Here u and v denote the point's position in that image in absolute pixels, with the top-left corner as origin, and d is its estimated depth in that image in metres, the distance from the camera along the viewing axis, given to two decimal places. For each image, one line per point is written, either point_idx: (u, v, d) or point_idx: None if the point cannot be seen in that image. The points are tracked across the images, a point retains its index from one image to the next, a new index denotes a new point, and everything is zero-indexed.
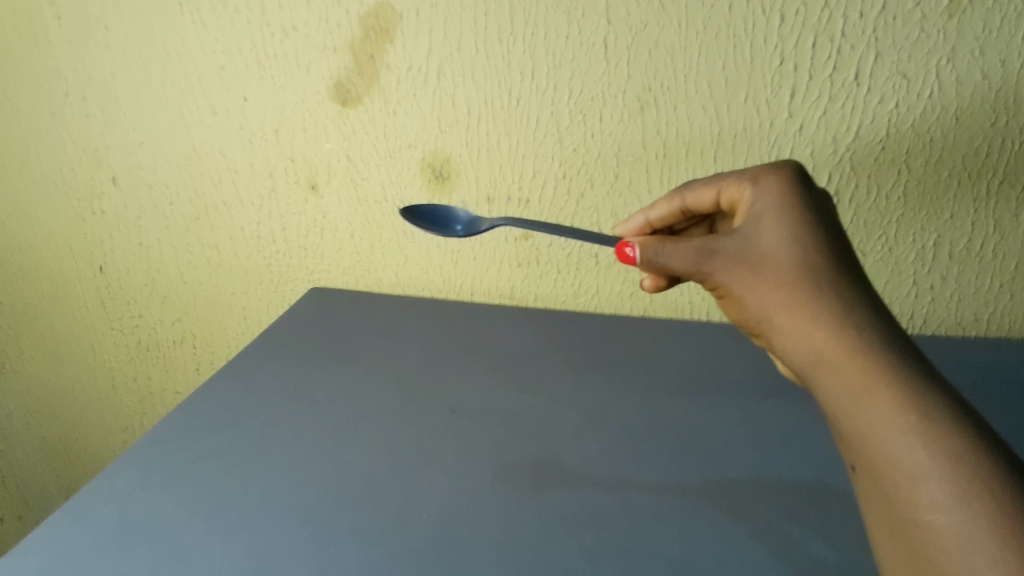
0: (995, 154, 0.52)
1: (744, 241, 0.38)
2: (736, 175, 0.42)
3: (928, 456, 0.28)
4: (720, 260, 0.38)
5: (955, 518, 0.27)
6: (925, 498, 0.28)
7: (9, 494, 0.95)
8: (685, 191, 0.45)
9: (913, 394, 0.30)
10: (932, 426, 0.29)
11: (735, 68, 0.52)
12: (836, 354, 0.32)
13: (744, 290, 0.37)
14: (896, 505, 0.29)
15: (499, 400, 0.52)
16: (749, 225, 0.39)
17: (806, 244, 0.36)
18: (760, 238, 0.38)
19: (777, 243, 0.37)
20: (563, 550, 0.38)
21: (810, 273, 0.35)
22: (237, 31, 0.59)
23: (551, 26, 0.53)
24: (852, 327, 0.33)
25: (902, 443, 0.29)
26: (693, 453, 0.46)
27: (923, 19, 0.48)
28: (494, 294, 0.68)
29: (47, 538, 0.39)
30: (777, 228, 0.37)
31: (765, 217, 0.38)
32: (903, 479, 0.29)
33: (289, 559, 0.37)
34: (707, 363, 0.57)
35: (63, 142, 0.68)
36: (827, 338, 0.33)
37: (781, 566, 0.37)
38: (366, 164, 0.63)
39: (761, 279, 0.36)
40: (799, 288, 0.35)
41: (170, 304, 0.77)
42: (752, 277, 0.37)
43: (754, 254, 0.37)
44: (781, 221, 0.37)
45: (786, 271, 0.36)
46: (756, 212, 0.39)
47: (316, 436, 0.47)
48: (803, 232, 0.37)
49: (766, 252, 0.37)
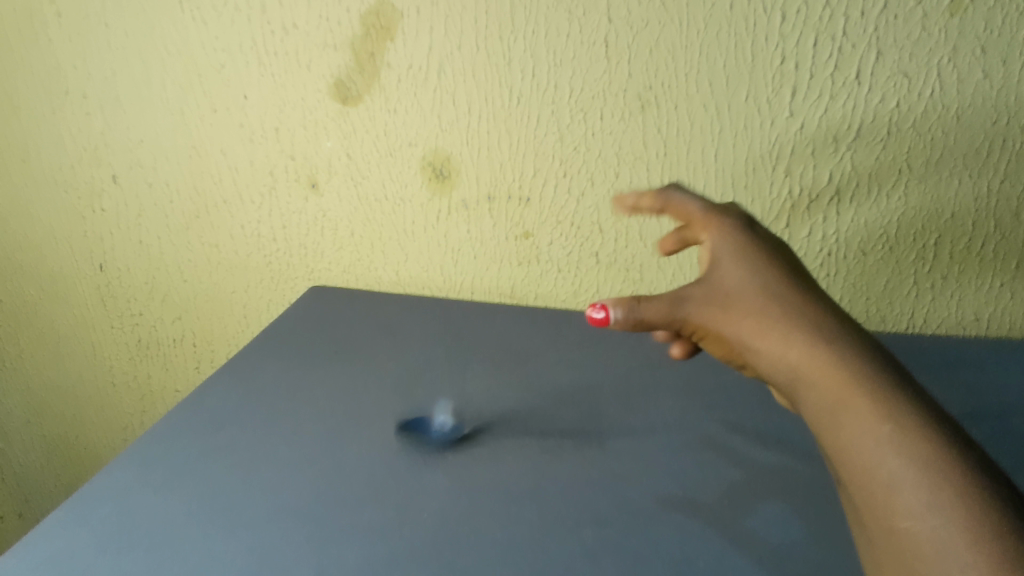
0: (996, 154, 0.52)
1: (708, 283, 0.37)
2: (702, 211, 0.41)
3: (903, 463, 0.28)
4: (692, 305, 0.36)
5: (930, 525, 0.27)
6: (901, 506, 0.28)
7: (9, 493, 0.94)
8: (673, 196, 0.42)
9: (885, 401, 0.30)
10: (905, 434, 0.29)
11: (737, 67, 0.52)
12: (811, 369, 0.32)
13: (719, 325, 0.36)
14: (872, 513, 0.29)
15: (500, 400, 0.52)
16: (711, 269, 0.38)
17: (767, 273, 0.36)
18: (724, 278, 0.37)
19: (739, 279, 0.36)
20: (563, 548, 0.38)
21: (778, 296, 0.35)
22: (237, 29, 0.59)
23: (551, 25, 0.54)
24: (823, 339, 0.33)
25: (878, 454, 0.29)
26: (692, 452, 0.46)
27: (925, 18, 0.48)
28: (494, 293, 0.68)
29: (46, 537, 0.39)
30: (736, 265, 0.37)
31: (723, 259, 0.38)
32: (881, 489, 0.29)
33: (290, 558, 0.37)
34: (707, 362, 0.57)
35: (64, 140, 0.68)
36: (801, 354, 0.33)
37: (779, 567, 0.36)
38: (366, 163, 0.63)
39: (732, 312, 0.35)
40: (769, 312, 0.34)
41: (170, 303, 0.77)
42: (725, 314, 0.35)
43: (721, 292, 0.36)
44: (740, 260, 0.37)
45: (754, 303, 0.35)
46: (714, 255, 0.38)
47: (317, 435, 0.47)
48: (761, 265, 0.37)
49: (733, 290, 0.36)
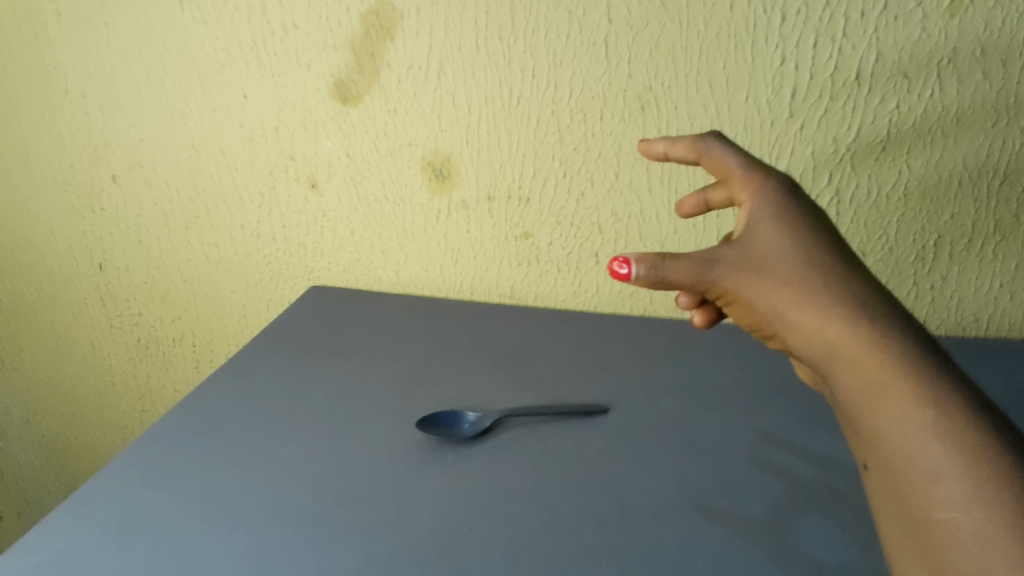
0: (996, 155, 0.52)
1: (744, 247, 0.36)
2: (740, 167, 0.39)
3: (947, 452, 0.28)
4: (722, 268, 0.36)
5: (972, 517, 0.26)
6: (941, 496, 0.28)
7: (8, 492, 0.94)
8: (711, 147, 0.41)
9: (929, 387, 0.29)
10: (949, 422, 0.28)
11: (737, 68, 0.52)
12: (850, 349, 0.31)
13: (751, 294, 0.35)
14: (910, 501, 0.29)
15: (499, 401, 0.52)
16: (746, 233, 0.37)
17: (808, 242, 0.35)
18: (759, 243, 0.36)
19: (776, 245, 0.35)
20: (564, 549, 0.38)
21: (817, 269, 0.34)
22: (237, 29, 0.59)
23: (551, 25, 0.54)
24: (865, 318, 0.32)
25: (920, 441, 0.29)
26: (691, 452, 0.46)
27: (925, 18, 0.48)
28: (494, 294, 0.68)
29: (45, 537, 0.39)
30: (775, 230, 0.36)
31: (761, 223, 0.36)
32: (920, 477, 0.28)
33: (289, 558, 0.37)
34: (706, 362, 0.57)
35: (64, 139, 0.68)
36: (839, 332, 0.32)
37: (780, 565, 0.37)
38: (366, 163, 0.63)
39: (766, 281, 0.34)
40: (807, 284, 0.33)
41: (170, 302, 0.77)
42: (758, 282, 0.35)
43: (756, 258, 0.35)
44: (779, 225, 0.36)
45: (791, 272, 0.34)
46: (753, 218, 0.37)
47: (315, 436, 0.47)
48: (803, 233, 0.35)
49: (768, 254, 0.35)
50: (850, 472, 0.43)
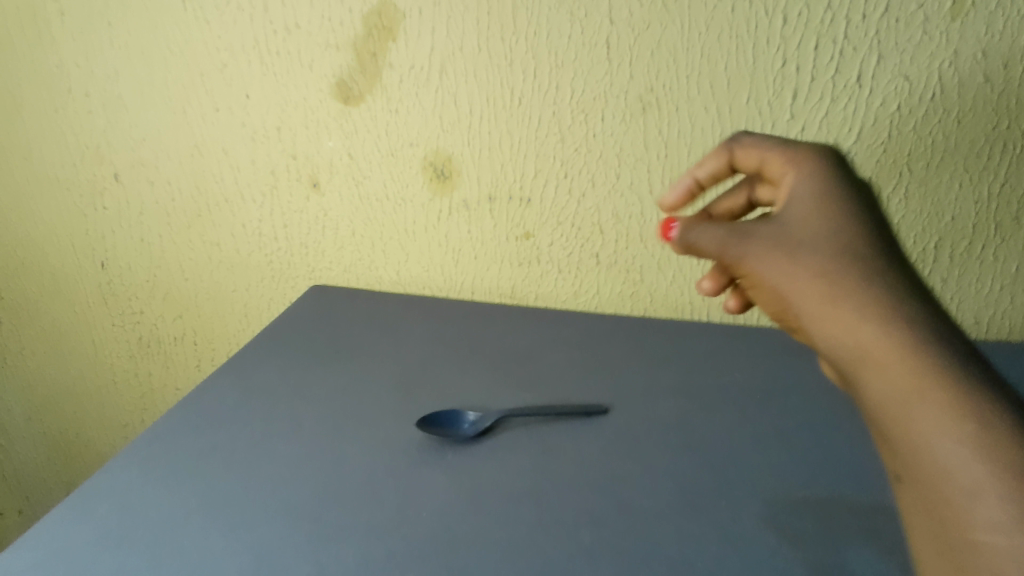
0: (997, 157, 0.52)
1: (776, 225, 0.32)
2: (777, 150, 0.36)
3: (990, 479, 0.24)
4: (748, 244, 0.33)
5: (1015, 557, 0.22)
6: (979, 527, 0.24)
7: (9, 489, 0.94)
8: (742, 140, 0.39)
9: (977, 403, 0.25)
10: (997, 444, 0.24)
11: (739, 69, 0.52)
12: (887, 350, 0.27)
13: (776, 277, 0.31)
14: (941, 526, 0.25)
15: (499, 401, 0.52)
16: (783, 211, 0.33)
17: (851, 227, 0.31)
18: (793, 222, 0.32)
19: (813, 226, 0.31)
20: (563, 549, 0.38)
21: (857, 256, 0.30)
22: (240, 28, 0.59)
23: (554, 26, 0.54)
24: (907, 317, 0.27)
25: (959, 462, 0.24)
26: (690, 453, 0.46)
27: (926, 21, 0.48)
28: (495, 294, 0.68)
29: (46, 534, 0.39)
30: (813, 210, 0.32)
31: (799, 201, 0.33)
32: (955, 504, 0.24)
33: (289, 556, 0.37)
34: (706, 363, 0.57)
35: (66, 137, 0.68)
36: (876, 328, 0.28)
37: (779, 565, 0.37)
38: (367, 162, 0.63)
39: (796, 265, 0.31)
40: (843, 272, 0.29)
41: (171, 300, 0.77)
42: (787, 264, 0.31)
43: (788, 237, 0.32)
44: (818, 206, 0.32)
45: (825, 257, 0.30)
46: (790, 196, 0.34)
47: (316, 435, 0.47)
48: (846, 216, 0.31)
49: (801, 235, 0.31)
50: (850, 473, 0.44)
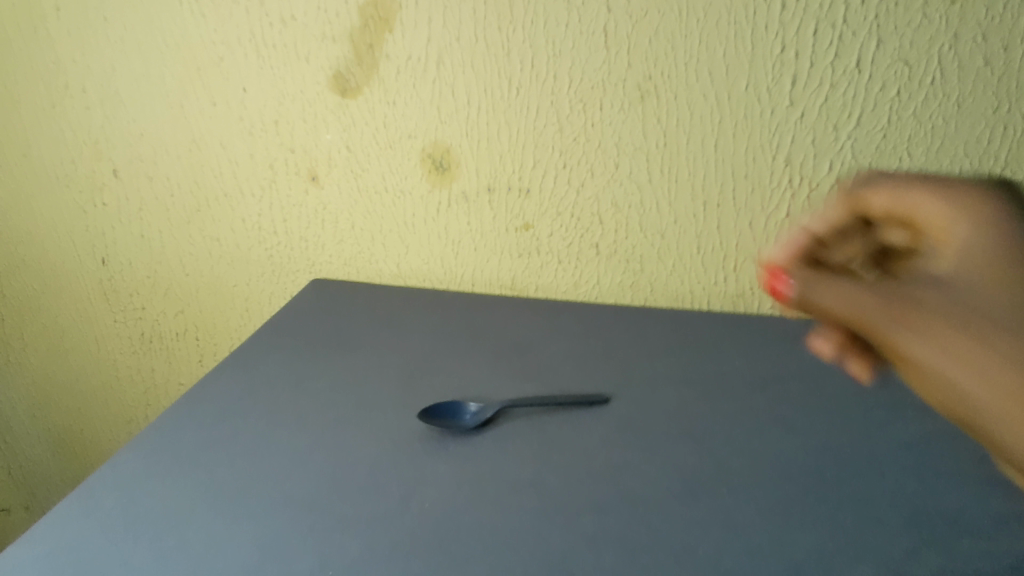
0: (998, 142, 0.51)
1: (949, 301, 0.29)
2: (934, 202, 0.33)
3: None
4: (921, 324, 0.29)
5: None
6: None
7: (16, 485, 0.95)
8: (883, 185, 0.36)
9: None
10: None
11: (737, 56, 0.52)
12: None
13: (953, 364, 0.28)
14: None
15: (500, 392, 0.52)
16: (951, 281, 0.30)
17: None
18: (969, 299, 0.29)
19: (998, 307, 0.28)
20: (564, 536, 0.38)
21: None
22: (236, 21, 0.59)
23: (551, 15, 0.53)
24: None
25: None
26: (691, 441, 0.46)
27: (926, 5, 0.48)
28: (495, 285, 0.68)
29: (52, 527, 0.39)
30: (996, 285, 0.29)
31: (973, 274, 0.30)
32: None
33: (293, 547, 0.38)
34: (707, 352, 0.57)
35: (64, 133, 0.68)
36: None
37: (780, 550, 0.37)
38: (366, 155, 0.63)
39: (985, 355, 0.28)
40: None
41: (173, 296, 0.77)
42: (969, 353, 0.28)
43: (969, 319, 0.29)
44: (1000, 278, 0.29)
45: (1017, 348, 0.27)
46: (961, 264, 0.30)
47: (317, 428, 0.48)
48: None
49: (985, 318, 0.28)
50: (850, 460, 0.44)
